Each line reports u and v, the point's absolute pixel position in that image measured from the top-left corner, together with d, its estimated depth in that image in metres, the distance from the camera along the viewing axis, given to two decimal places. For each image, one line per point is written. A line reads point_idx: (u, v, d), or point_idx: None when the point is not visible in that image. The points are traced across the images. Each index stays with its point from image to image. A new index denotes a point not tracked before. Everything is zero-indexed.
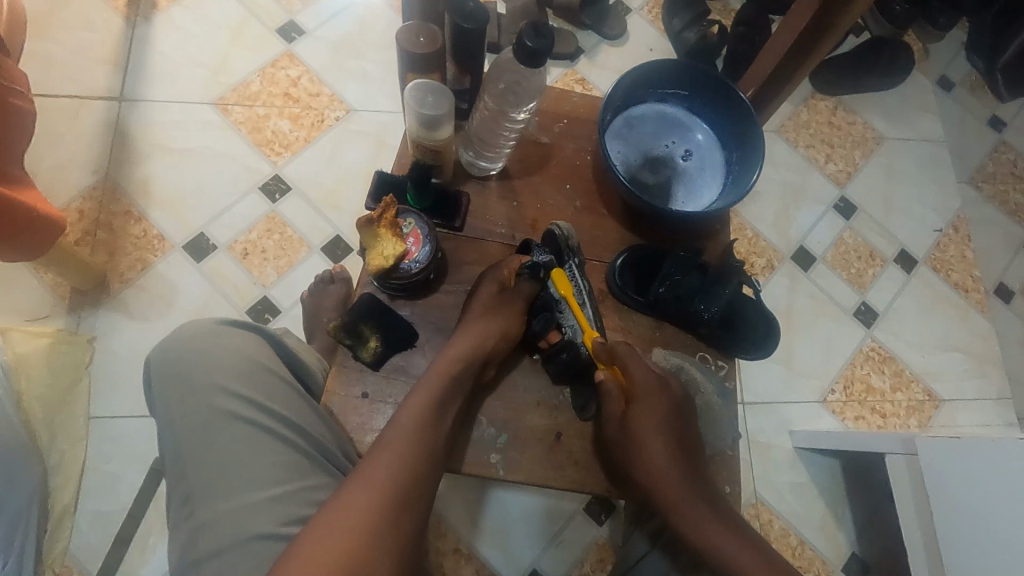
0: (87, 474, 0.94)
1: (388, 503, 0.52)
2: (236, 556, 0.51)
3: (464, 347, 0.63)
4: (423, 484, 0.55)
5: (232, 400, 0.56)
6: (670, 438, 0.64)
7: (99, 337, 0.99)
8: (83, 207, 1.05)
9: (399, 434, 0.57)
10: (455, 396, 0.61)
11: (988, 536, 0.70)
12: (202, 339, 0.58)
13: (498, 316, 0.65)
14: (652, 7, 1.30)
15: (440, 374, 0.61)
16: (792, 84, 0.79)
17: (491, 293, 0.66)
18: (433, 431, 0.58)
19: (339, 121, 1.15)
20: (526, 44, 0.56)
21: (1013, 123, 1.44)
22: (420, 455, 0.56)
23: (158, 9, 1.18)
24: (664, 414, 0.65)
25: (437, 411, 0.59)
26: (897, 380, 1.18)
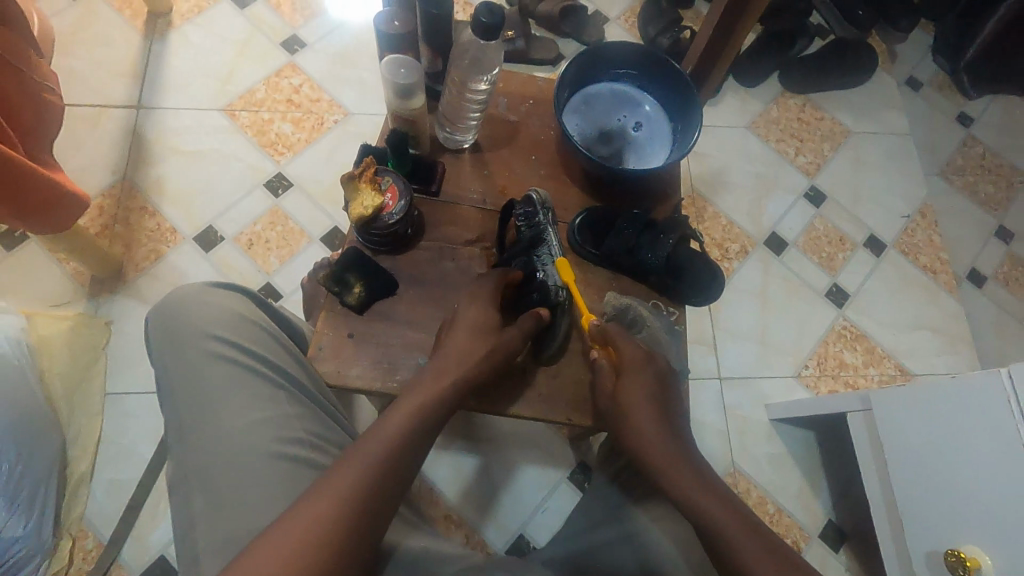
0: (102, 446, 1.01)
1: (365, 497, 0.51)
2: (226, 469, 0.57)
3: (452, 363, 0.63)
4: (422, 443, 0.57)
5: (217, 343, 0.62)
6: (631, 370, 0.67)
7: (115, 321, 1.07)
8: (102, 204, 1.14)
9: (390, 428, 0.56)
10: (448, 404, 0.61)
11: (975, 474, 0.72)
12: (192, 295, 0.65)
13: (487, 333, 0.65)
14: (628, 16, 1.41)
15: (431, 385, 0.61)
16: (731, 44, 0.84)
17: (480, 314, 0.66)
18: (417, 436, 0.57)
19: (337, 123, 1.25)
20: (480, 19, 0.64)
21: (979, 118, 1.51)
22: (402, 450, 0.55)
23: (173, 27, 1.29)
24: (628, 352, 0.68)
25: (428, 414, 0.59)
26: (869, 356, 1.23)
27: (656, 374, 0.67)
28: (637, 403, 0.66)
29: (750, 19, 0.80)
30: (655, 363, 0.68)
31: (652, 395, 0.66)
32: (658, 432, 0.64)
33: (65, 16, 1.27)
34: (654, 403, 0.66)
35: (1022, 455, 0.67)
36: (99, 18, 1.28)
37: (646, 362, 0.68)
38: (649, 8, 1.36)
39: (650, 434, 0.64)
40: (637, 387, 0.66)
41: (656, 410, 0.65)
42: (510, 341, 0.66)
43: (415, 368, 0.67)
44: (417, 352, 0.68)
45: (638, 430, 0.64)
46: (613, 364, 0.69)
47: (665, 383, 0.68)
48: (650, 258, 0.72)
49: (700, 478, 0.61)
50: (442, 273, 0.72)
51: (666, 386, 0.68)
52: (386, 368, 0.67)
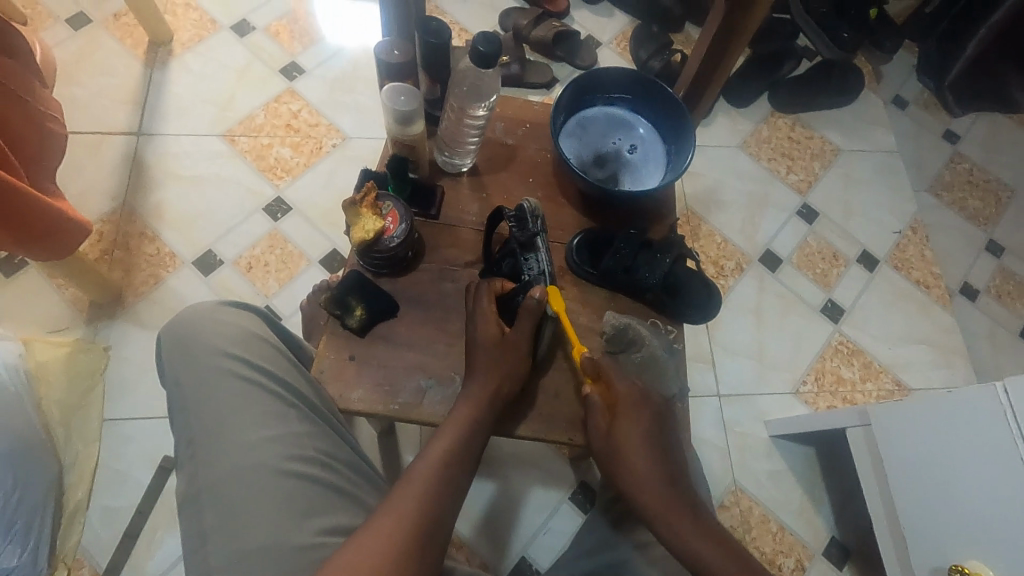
0: (100, 472, 1.00)
1: (412, 541, 0.49)
2: (236, 488, 0.55)
3: (485, 388, 0.63)
4: (459, 480, 0.56)
5: (229, 359, 0.60)
6: (628, 413, 0.66)
7: (113, 346, 1.07)
8: (102, 229, 1.15)
9: (426, 468, 0.56)
10: (480, 433, 0.61)
11: (969, 484, 0.73)
12: (202, 312, 0.64)
13: (507, 352, 0.66)
14: (620, 40, 1.45)
15: (458, 423, 0.61)
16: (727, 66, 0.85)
17: (491, 333, 0.66)
18: (457, 472, 0.57)
19: (336, 147, 1.27)
20: (478, 48, 0.65)
21: (966, 135, 1.54)
22: (445, 489, 0.54)
23: (174, 55, 1.32)
24: (622, 391, 0.68)
25: (465, 449, 0.59)
26: (866, 371, 1.24)
27: (652, 415, 0.66)
28: (635, 447, 0.64)
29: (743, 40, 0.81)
30: (652, 402, 0.67)
31: (649, 437, 0.65)
32: (657, 475, 0.63)
33: (68, 45, 1.30)
34: (654, 446, 0.65)
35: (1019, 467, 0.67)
36: (101, 47, 1.30)
37: (641, 402, 0.67)
38: (640, 33, 1.39)
39: (648, 479, 0.63)
40: (633, 429, 0.65)
41: (653, 453, 0.64)
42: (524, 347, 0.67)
43: (416, 389, 0.67)
44: (419, 373, 0.68)
45: (635, 475, 0.63)
46: (605, 403, 0.68)
47: (662, 421, 0.67)
48: (648, 278, 0.72)
49: (696, 522, 0.60)
50: (443, 294, 0.72)
51: (662, 426, 0.67)
52: (386, 391, 0.67)
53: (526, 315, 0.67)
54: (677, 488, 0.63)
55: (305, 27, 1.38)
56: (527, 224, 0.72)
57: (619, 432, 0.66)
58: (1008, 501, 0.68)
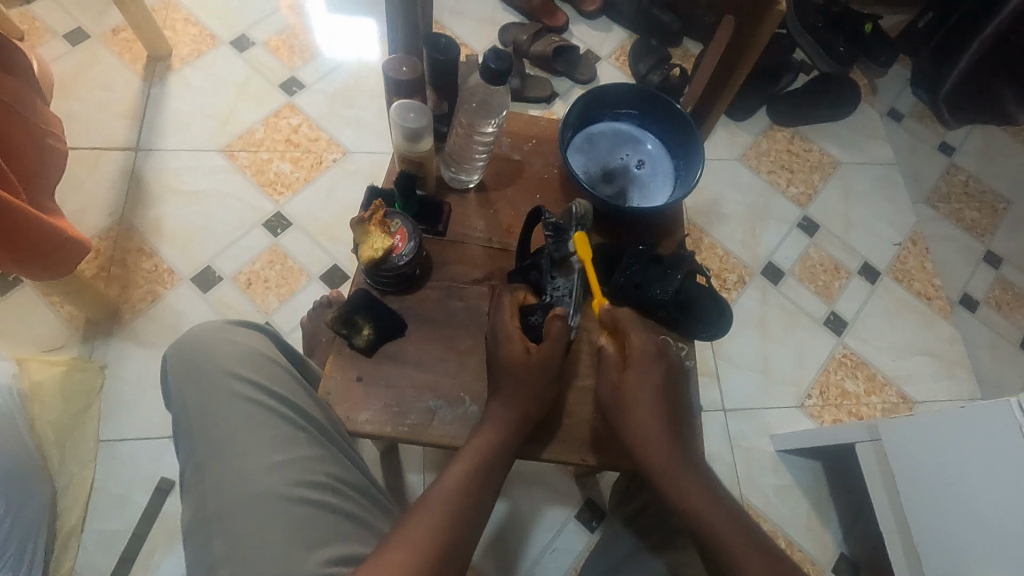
0: (96, 494, 0.97)
1: (430, 562, 0.49)
2: (243, 515, 0.53)
3: (507, 411, 0.61)
4: (476, 505, 0.55)
5: (236, 381, 0.59)
6: (637, 363, 0.66)
7: (110, 365, 1.05)
8: (99, 245, 1.13)
9: (442, 492, 0.54)
10: (504, 458, 0.60)
11: (981, 502, 0.72)
12: (209, 331, 0.62)
13: (533, 377, 0.62)
14: (619, 54, 1.45)
15: (477, 450, 0.59)
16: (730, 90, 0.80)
17: (517, 354, 0.62)
18: (475, 504, 0.55)
19: (336, 162, 1.26)
20: (488, 65, 0.65)
21: (961, 147, 1.56)
22: (464, 515, 0.53)
23: (173, 70, 1.31)
24: (637, 343, 0.67)
25: (485, 477, 0.57)
26: (870, 384, 1.23)
27: (664, 367, 0.65)
28: (644, 396, 0.64)
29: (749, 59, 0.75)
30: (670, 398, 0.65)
31: (660, 393, 0.65)
32: (664, 433, 0.63)
33: (65, 60, 1.29)
34: (664, 407, 0.64)
35: None
36: (98, 62, 1.29)
37: (655, 354, 0.66)
38: (640, 47, 1.40)
39: (654, 439, 0.63)
40: (643, 378, 0.65)
41: (663, 420, 0.64)
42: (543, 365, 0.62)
43: (425, 410, 0.66)
44: (428, 393, 0.67)
45: (644, 430, 0.63)
46: (617, 355, 0.68)
47: (675, 375, 0.66)
48: (660, 294, 0.71)
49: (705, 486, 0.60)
50: (452, 312, 0.71)
51: (675, 381, 0.66)
52: (395, 413, 0.65)
53: (551, 341, 0.63)
54: (682, 450, 0.63)
55: (304, 42, 1.37)
56: (560, 248, 0.69)
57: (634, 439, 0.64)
58: (1018, 516, 0.68)
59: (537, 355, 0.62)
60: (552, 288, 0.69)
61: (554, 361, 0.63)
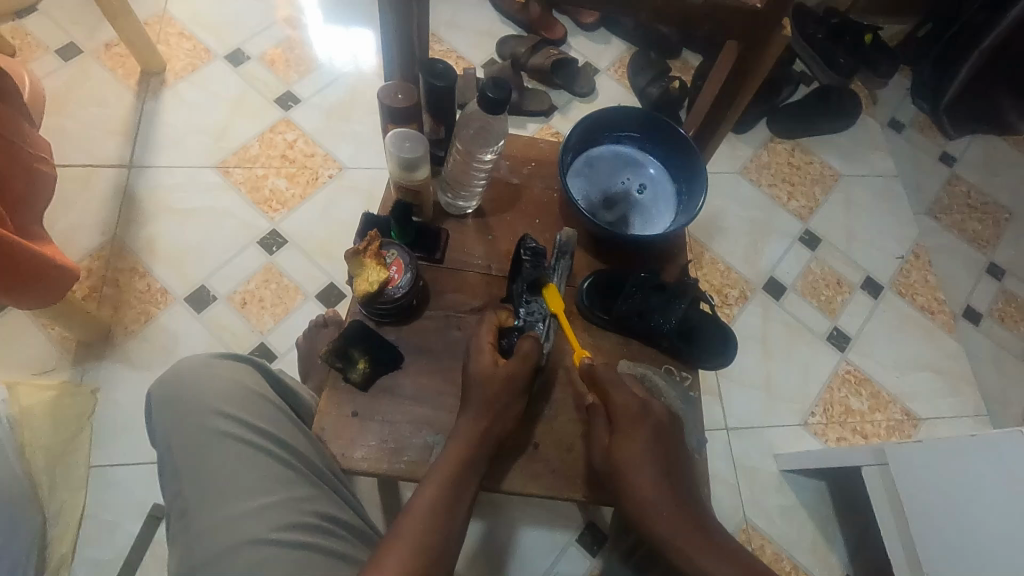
0: (86, 522, 0.95)
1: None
2: (229, 562, 0.51)
3: (472, 428, 0.61)
4: (452, 518, 0.55)
5: (223, 421, 0.57)
6: (628, 429, 0.63)
7: (101, 388, 1.03)
8: (91, 265, 1.12)
9: (412, 525, 0.53)
10: (472, 477, 0.59)
11: (983, 533, 0.71)
12: (195, 367, 0.61)
13: (502, 390, 0.62)
14: (618, 67, 1.44)
15: (445, 473, 0.58)
16: (735, 108, 0.77)
17: (487, 367, 0.63)
18: (450, 522, 0.55)
19: (332, 178, 1.24)
20: (486, 94, 0.63)
21: (963, 158, 1.54)
22: (437, 539, 0.53)
23: (167, 85, 1.29)
24: (620, 399, 0.65)
25: (453, 501, 0.56)
26: (874, 401, 1.22)
27: (653, 430, 0.63)
28: (638, 463, 0.61)
29: (756, 78, 0.72)
30: (652, 413, 0.65)
31: (653, 451, 0.62)
32: (661, 496, 0.60)
33: (58, 75, 1.27)
34: (662, 470, 0.61)
35: None
36: (92, 77, 1.28)
37: (641, 412, 0.64)
38: (639, 60, 1.39)
39: (653, 504, 0.59)
40: (634, 442, 0.62)
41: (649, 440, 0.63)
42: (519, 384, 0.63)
43: (422, 446, 0.64)
44: (425, 429, 0.65)
45: (640, 494, 0.60)
46: (608, 416, 0.66)
47: (664, 433, 0.64)
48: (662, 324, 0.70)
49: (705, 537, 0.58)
50: (450, 342, 0.69)
51: (665, 439, 0.64)
52: (392, 449, 0.64)
53: (521, 358, 0.64)
54: (683, 502, 0.60)
55: (300, 55, 1.36)
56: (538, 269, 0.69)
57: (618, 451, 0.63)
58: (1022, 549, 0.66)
59: (504, 368, 0.63)
60: (526, 311, 0.69)
61: (520, 375, 0.63)
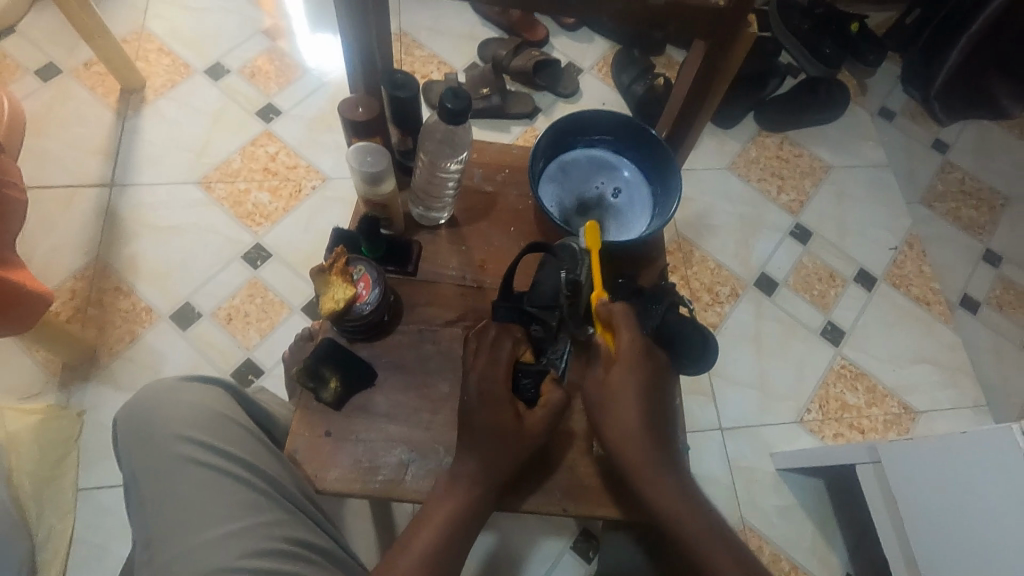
0: (75, 547, 0.95)
1: None
2: None
3: (481, 470, 0.59)
4: (451, 559, 0.56)
5: (188, 446, 0.56)
6: (623, 360, 0.65)
7: (87, 410, 1.02)
8: (74, 286, 1.11)
9: (410, 562, 0.54)
10: (475, 522, 0.58)
11: (976, 533, 0.70)
12: (162, 393, 0.60)
13: (518, 448, 0.60)
14: (601, 66, 1.43)
15: (440, 520, 0.57)
16: (709, 107, 0.75)
17: (506, 421, 0.60)
18: (445, 562, 0.55)
19: (315, 189, 1.23)
20: (446, 105, 0.62)
21: (955, 144, 1.52)
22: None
23: (147, 102, 1.29)
24: (626, 348, 0.65)
25: (455, 544, 0.56)
26: (871, 395, 1.20)
27: (652, 366, 0.65)
28: (627, 397, 0.63)
29: (727, 74, 0.70)
30: (654, 359, 0.65)
31: (643, 389, 0.64)
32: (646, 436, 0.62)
33: (37, 96, 1.27)
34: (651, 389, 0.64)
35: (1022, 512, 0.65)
36: (71, 97, 1.27)
37: (643, 358, 0.65)
38: (621, 58, 1.38)
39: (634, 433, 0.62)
40: (623, 382, 0.64)
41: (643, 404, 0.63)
42: (537, 430, 0.61)
43: (396, 464, 0.63)
44: (400, 446, 0.64)
45: (622, 423, 0.63)
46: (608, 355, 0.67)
47: (658, 376, 0.65)
48: (639, 330, 0.69)
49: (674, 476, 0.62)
50: (425, 356, 0.68)
51: (658, 384, 0.65)
52: (366, 468, 0.63)
53: (549, 411, 0.62)
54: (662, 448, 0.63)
55: (281, 66, 1.35)
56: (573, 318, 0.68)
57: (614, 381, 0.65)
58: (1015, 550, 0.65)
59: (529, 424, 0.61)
60: (550, 351, 0.68)
61: (544, 433, 0.62)
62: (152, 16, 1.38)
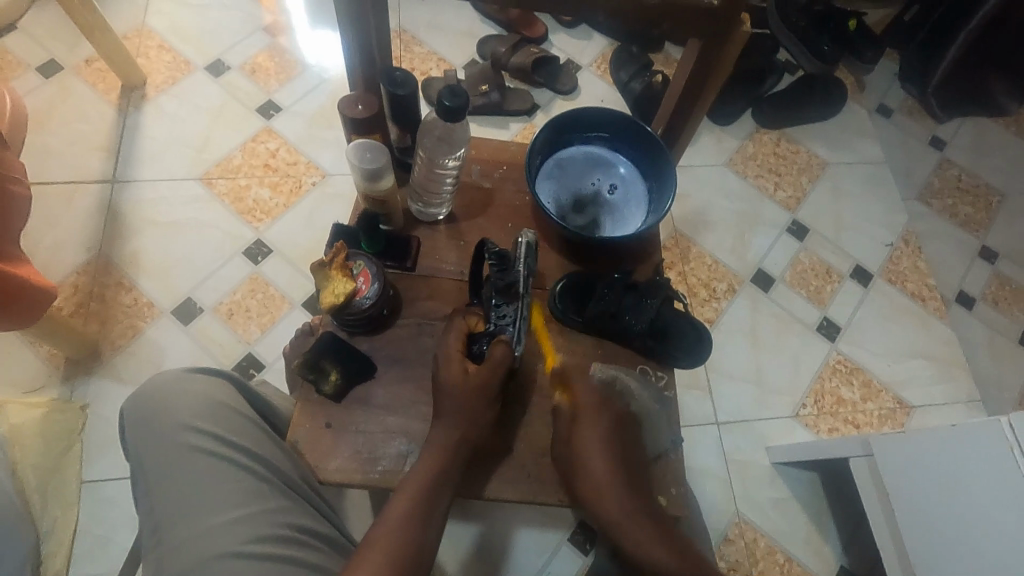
0: (79, 539, 0.96)
1: (402, 556, 0.53)
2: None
3: (446, 436, 0.61)
4: (426, 528, 0.56)
5: (194, 435, 0.57)
6: (586, 417, 0.69)
7: (90, 404, 1.04)
8: (77, 281, 1.12)
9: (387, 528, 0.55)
10: (446, 486, 0.60)
11: (966, 524, 0.71)
12: (168, 383, 0.61)
13: (477, 407, 0.63)
14: (600, 63, 1.43)
15: (413, 490, 0.58)
16: (704, 103, 0.76)
17: (455, 375, 0.63)
18: (423, 530, 0.56)
19: (316, 185, 1.24)
20: (443, 102, 0.63)
21: (952, 141, 1.53)
22: (412, 545, 0.54)
23: (148, 98, 1.29)
24: (585, 394, 0.70)
25: (429, 507, 0.57)
26: (866, 390, 1.21)
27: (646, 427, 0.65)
28: (593, 449, 0.67)
29: (722, 72, 0.71)
30: (612, 407, 0.70)
31: (608, 437, 0.68)
32: (614, 474, 0.65)
33: (39, 93, 1.28)
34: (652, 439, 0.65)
35: (1012, 503, 0.66)
36: (73, 94, 1.28)
37: (601, 405, 0.70)
38: (620, 55, 1.38)
39: (605, 481, 0.65)
40: (591, 428, 0.68)
41: (608, 446, 0.67)
42: (487, 390, 0.63)
43: (396, 455, 0.64)
44: (399, 437, 0.65)
45: (591, 476, 0.65)
46: (570, 408, 0.70)
47: (623, 425, 0.70)
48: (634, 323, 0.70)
49: (659, 531, 0.62)
50: (424, 349, 0.69)
51: (621, 427, 0.70)
52: (367, 459, 0.64)
53: (491, 367, 0.63)
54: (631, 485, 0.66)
55: (281, 63, 1.36)
56: (503, 276, 0.67)
57: (580, 439, 0.67)
58: (1005, 540, 0.66)
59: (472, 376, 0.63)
60: (497, 315, 0.67)
61: (488, 387, 0.63)
62: (153, 13, 1.39)
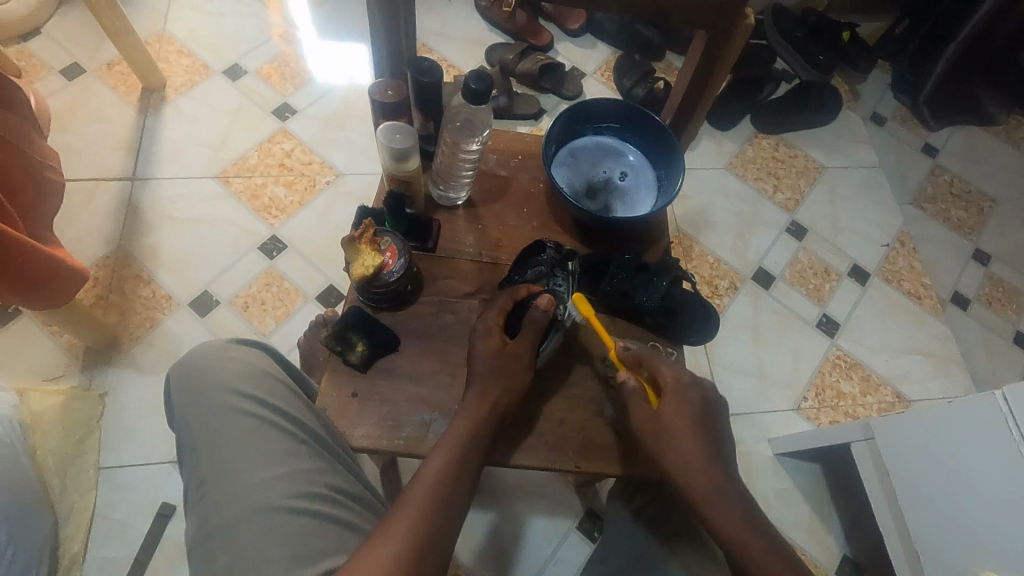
0: (96, 524, 0.97)
1: (432, 515, 0.54)
2: (246, 527, 0.54)
3: (479, 403, 0.63)
4: (459, 490, 0.57)
5: (238, 398, 0.61)
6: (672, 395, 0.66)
7: (109, 392, 1.06)
8: (97, 273, 1.15)
9: (420, 493, 0.56)
10: (478, 448, 0.61)
11: (966, 496, 0.74)
12: (212, 351, 0.64)
13: (507, 372, 0.66)
14: (603, 70, 1.48)
15: (451, 449, 0.60)
16: (708, 97, 0.81)
17: (492, 346, 0.66)
18: (456, 489, 0.57)
19: (329, 184, 1.28)
20: (470, 85, 0.67)
21: (945, 148, 1.58)
22: (440, 516, 0.54)
23: (167, 100, 1.34)
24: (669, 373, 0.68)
25: (462, 470, 0.59)
26: (865, 384, 1.24)
27: (684, 420, 0.65)
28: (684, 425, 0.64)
29: (726, 65, 0.76)
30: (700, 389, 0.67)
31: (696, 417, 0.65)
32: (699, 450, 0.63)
33: (62, 94, 1.32)
34: (688, 424, 0.64)
35: (1004, 467, 0.69)
36: (95, 95, 1.32)
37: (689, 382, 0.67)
38: (623, 62, 1.43)
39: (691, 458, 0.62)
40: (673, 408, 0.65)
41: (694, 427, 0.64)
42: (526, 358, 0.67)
43: (420, 423, 0.67)
44: (422, 406, 0.68)
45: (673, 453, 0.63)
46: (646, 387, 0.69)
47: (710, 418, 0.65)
48: (646, 300, 0.74)
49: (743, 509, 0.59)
50: (445, 324, 0.72)
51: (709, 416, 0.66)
52: (391, 426, 0.67)
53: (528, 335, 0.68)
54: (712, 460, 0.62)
55: (295, 68, 1.41)
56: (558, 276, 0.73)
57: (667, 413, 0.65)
58: (1001, 505, 0.69)
59: (511, 347, 0.67)
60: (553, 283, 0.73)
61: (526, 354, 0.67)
62: (172, 20, 1.44)
